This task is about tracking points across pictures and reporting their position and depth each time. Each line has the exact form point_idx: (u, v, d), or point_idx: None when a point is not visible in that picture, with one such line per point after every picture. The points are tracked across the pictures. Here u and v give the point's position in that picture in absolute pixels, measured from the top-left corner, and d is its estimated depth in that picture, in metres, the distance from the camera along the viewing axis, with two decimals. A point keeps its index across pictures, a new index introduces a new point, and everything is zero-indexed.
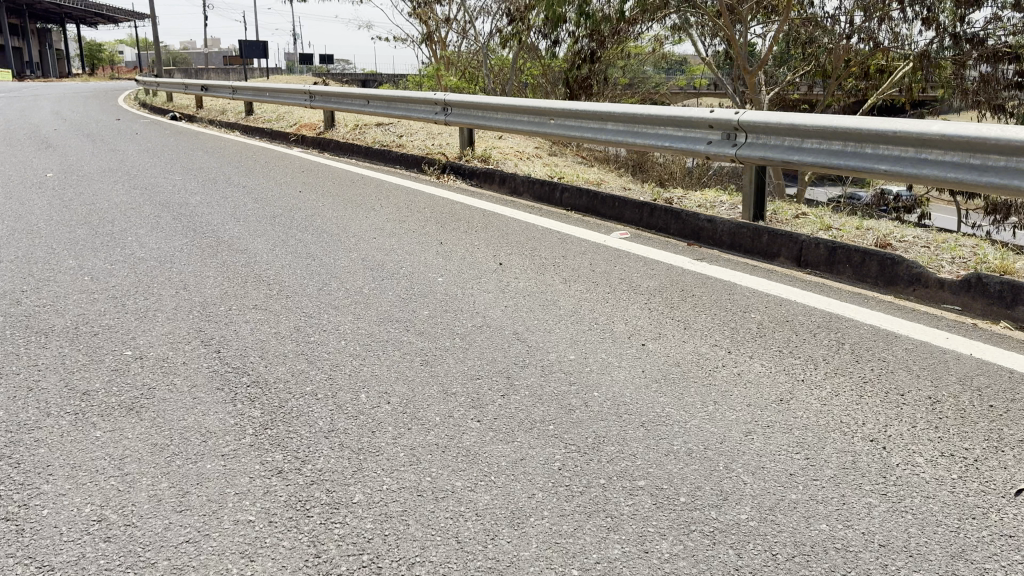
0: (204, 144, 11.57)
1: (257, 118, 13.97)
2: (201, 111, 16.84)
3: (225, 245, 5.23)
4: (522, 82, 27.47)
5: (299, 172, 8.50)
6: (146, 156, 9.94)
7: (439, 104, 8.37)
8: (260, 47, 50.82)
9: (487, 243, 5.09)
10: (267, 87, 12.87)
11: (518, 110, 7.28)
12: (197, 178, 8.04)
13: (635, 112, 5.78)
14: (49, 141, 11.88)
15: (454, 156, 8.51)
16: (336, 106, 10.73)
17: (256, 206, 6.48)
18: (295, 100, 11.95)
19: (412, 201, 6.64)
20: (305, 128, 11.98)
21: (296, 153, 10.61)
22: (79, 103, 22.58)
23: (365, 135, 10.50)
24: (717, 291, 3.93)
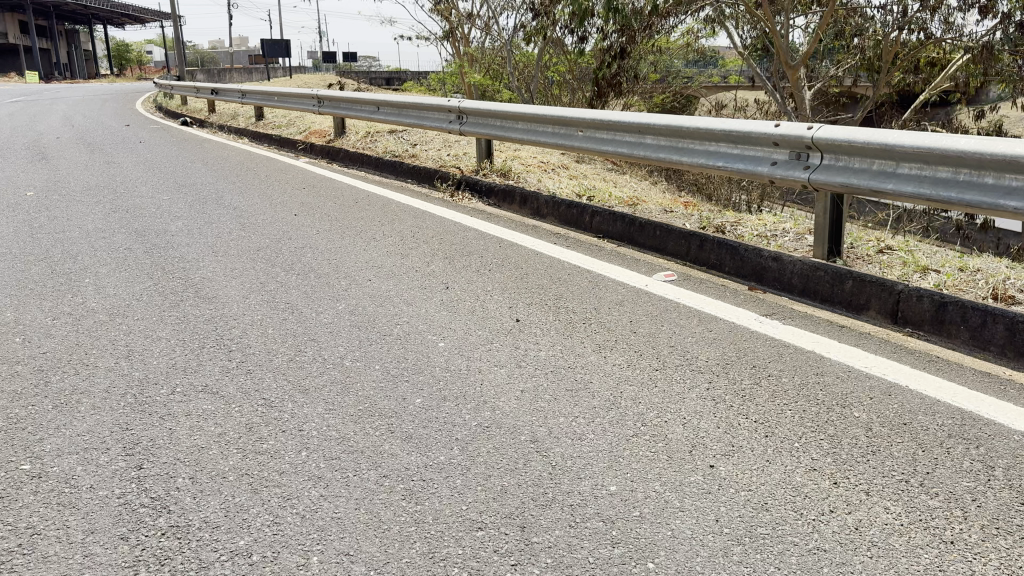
0: (206, 154, 10.81)
1: (267, 123, 13.21)
2: (212, 115, 16.17)
3: (192, 291, 4.41)
4: (549, 78, 26.51)
5: (300, 188, 7.67)
6: (141, 170, 9.21)
7: (453, 112, 7.51)
8: (284, 47, 50.47)
9: (503, 288, 4.22)
10: (276, 91, 12.11)
11: (542, 120, 6.37)
12: (186, 198, 7.26)
13: (681, 124, 4.84)
14: (46, 152, 11.21)
15: (470, 169, 7.64)
16: (345, 113, 9.92)
17: (241, 235, 5.67)
18: (304, 105, 11.16)
19: (420, 227, 5.77)
20: (314, 135, 11.19)
21: (302, 163, 9.82)
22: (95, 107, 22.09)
23: (376, 143, 9.67)
24: (800, 370, 2.99)
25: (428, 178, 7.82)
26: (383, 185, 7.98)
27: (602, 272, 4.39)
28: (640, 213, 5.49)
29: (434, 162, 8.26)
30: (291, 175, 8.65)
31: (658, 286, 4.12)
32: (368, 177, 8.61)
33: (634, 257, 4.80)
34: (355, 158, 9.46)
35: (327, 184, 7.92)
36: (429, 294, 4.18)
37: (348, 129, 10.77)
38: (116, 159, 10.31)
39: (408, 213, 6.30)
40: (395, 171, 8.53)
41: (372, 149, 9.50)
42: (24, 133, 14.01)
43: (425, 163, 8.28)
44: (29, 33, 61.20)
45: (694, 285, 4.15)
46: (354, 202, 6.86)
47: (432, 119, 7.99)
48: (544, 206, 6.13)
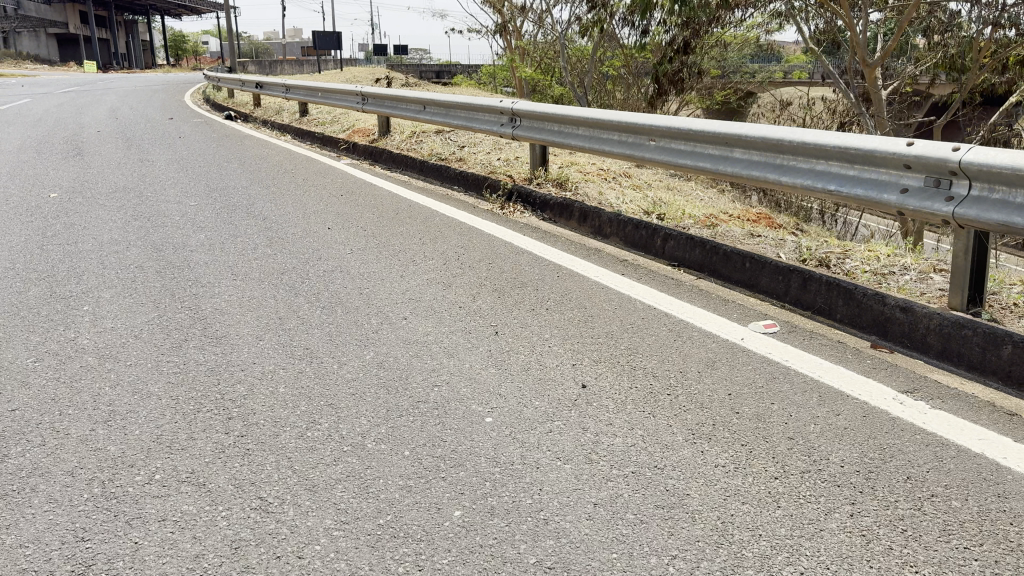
0: (244, 153, 10.28)
1: (311, 120, 12.69)
2: (257, 109, 15.77)
3: (200, 326, 3.79)
4: (602, 74, 25.63)
5: (337, 195, 7.04)
6: (174, 169, 8.71)
7: (505, 114, 6.80)
8: (335, 40, 50.57)
9: (565, 335, 3.50)
10: (319, 86, 11.55)
11: (607, 126, 5.61)
12: (214, 204, 6.70)
13: (780, 137, 4.04)
14: (83, 147, 10.84)
15: (523, 177, 6.93)
16: (389, 111, 9.30)
17: (266, 252, 5.06)
18: (347, 101, 10.57)
19: (467, 247, 5.05)
20: (357, 134, 10.59)
21: (342, 165, 9.20)
22: (144, 99, 21.95)
23: (421, 145, 9.02)
24: (978, 494, 2.22)
25: (476, 186, 7.11)
26: (426, 193, 7.29)
27: (684, 317, 3.62)
28: (721, 238, 4.69)
29: (482, 167, 7.56)
30: (330, 179, 8.02)
31: (758, 340, 3.34)
32: (411, 182, 7.94)
33: (720, 295, 4.01)
34: (399, 161, 8.82)
35: (366, 191, 7.26)
36: (476, 340, 3.48)
37: (392, 128, 10.15)
38: (151, 156, 9.86)
39: (454, 229, 5.59)
40: (440, 177, 7.85)
41: (417, 151, 8.85)
42: (66, 125, 13.71)
43: (473, 168, 7.59)
44: (90, 23, 62.33)
45: (802, 340, 3.35)
46: (395, 213, 6.18)
47: (482, 121, 7.28)
48: (606, 224, 5.37)
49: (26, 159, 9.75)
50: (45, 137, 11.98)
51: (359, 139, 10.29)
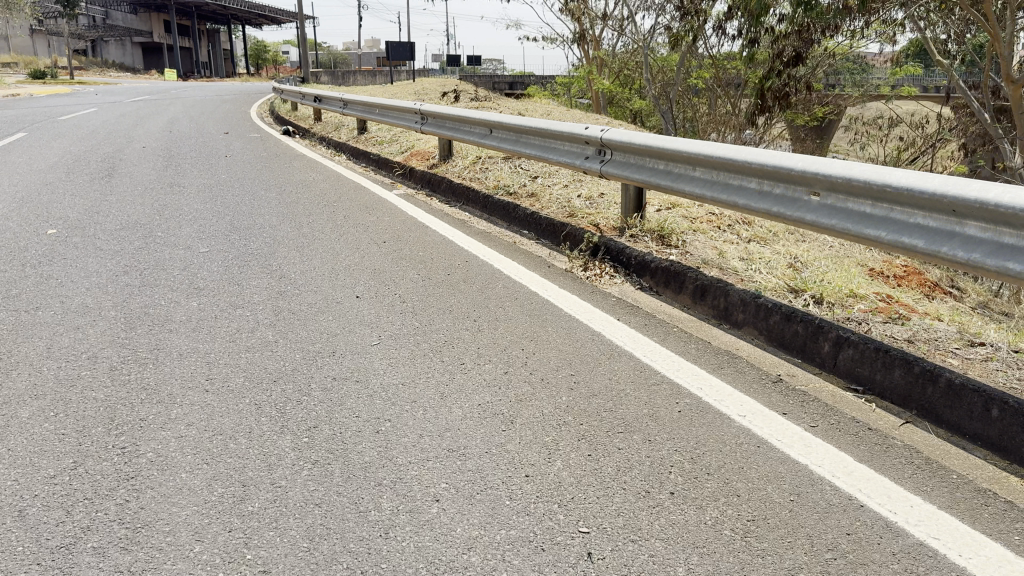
0: (289, 176, 9.10)
1: (368, 139, 11.49)
2: (316, 124, 14.74)
3: (122, 492, 2.44)
4: (686, 86, 23.86)
5: (379, 241, 5.68)
6: (203, 198, 7.56)
7: (593, 144, 5.29)
8: (408, 49, 50.07)
9: (713, 561, 1.99)
10: (376, 102, 10.32)
11: (736, 170, 4.01)
12: (227, 251, 5.45)
13: (1016, 204, 2.59)
14: (118, 167, 9.87)
15: (613, 224, 5.42)
16: (451, 134, 7.97)
17: (264, 338, 3.71)
18: (405, 121, 9.28)
19: (539, 339, 3.59)
20: (415, 158, 9.29)
21: (394, 195, 7.86)
22: (208, 110, 21.33)
23: (487, 175, 7.63)
24: None
25: (552, 233, 5.64)
26: (487, 238, 5.84)
27: (928, 540, 2.08)
28: (926, 352, 3.10)
29: (559, 209, 6.09)
30: (375, 215, 6.69)
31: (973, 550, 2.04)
32: (470, 222, 6.51)
33: (961, 473, 2.44)
34: (460, 194, 7.45)
35: (414, 236, 5.87)
36: (552, 558, 2.02)
37: (454, 152, 8.81)
38: (185, 180, 8.76)
39: (520, 304, 4.14)
40: (508, 216, 6.42)
41: (481, 182, 7.45)
42: (114, 140, 12.88)
43: (547, 209, 6.14)
44: (174, 32, 63.71)
45: None
46: (445, 274, 4.77)
47: (561, 153, 5.78)
48: (736, 307, 3.81)
49: (50, 181, 8.77)
50: (84, 154, 11.08)
51: (417, 163, 8.99)
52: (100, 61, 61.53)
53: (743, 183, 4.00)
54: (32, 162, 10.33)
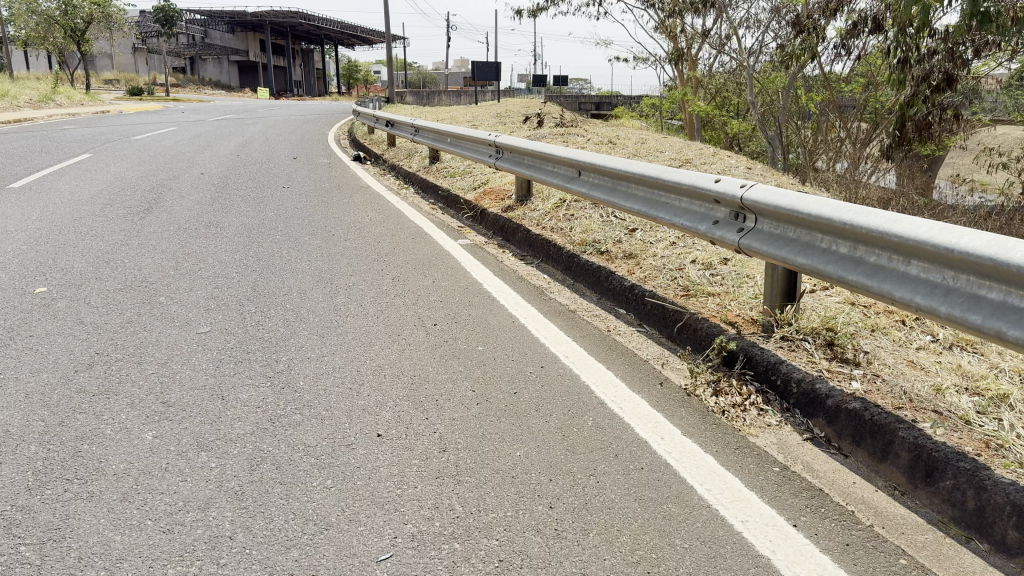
0: (344, 216, 7.89)
1: (439, 170, 10.24)
2: (389, 149, 13.68)
3: None
4: (793, 110, 21.90)
5: (427, 324, 4.30)
6: (234, 245, 6.40)
7: (728, 205, 3.72)
8: (494, 68, 49.36)
9: None
10: (449, 131, 9.05)
11: (1005, 278, 2.34)
12: (231, 333, 4.19)
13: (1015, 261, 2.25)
14: (162, 200, 8.92)
15: (750, 316, 3.89)
16: (530, 172, 6.60)
17: (218, 527, 2.36)
18: (479, 154, 7.95)
19: (659, 567, 2.10)
20: (488, 196, 7.94)
21: (458, 247, 6.49)
22: (286, 131, 20.73)
23: (572, 225, 6.19)
24: None
25: (661, 322, 4.14)
26: (571, 322, 4.35)
27: None
28: None
29: (667, 281, 4.58)
30: (430, 278, 5.33)
31: None
32: (549, 291, 5.06)
33: None
34: (539, 248, 6.04)
35: (473, 314, 4.45)
36: None
37: (534, 193, 7.41)
38: (226, 219, 7.67)
39: (619, 468, 2.65)
40: (598, 286, 4.96)
41: (564, 235, 6.02)
42: (175, 167, 12.08)
43: (651, 280, 4.63)
44: (267, 52, 65.02)
45: None
46: (508, 391, 3.33)
47: (675, 211, 4.23)
48: (1000, 514, 2.27)
49: (80, 216, 7.83)
50: (136, 183, 10.23)
51: (489, 203, 7.64)
52: (198, 80, 63.48)
53: (1015, 299, 2.34)
54: (76, 193, 9.52)
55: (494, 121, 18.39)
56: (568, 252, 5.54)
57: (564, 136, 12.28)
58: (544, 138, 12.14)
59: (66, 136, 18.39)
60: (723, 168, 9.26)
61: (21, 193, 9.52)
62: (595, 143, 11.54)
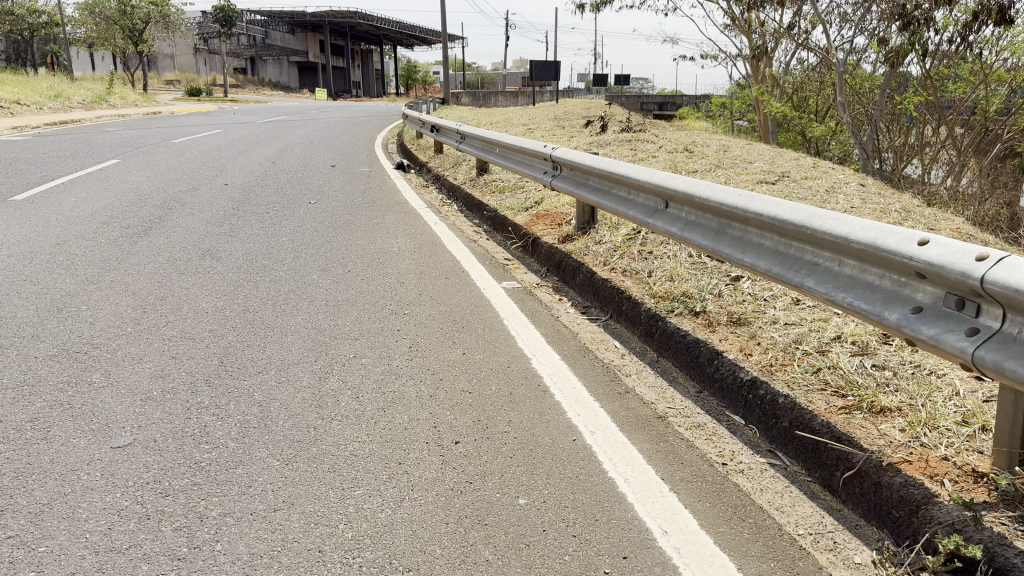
0: (368, 243, 6.55)
1: (488, 185, 8.85)
2: (435, 157, 12.39)
3: None
4: (884, 111, 19.89)
5: (443, 438, 2.87)
6: (221, 287, 5.11)
7: (949, 281, 2.17)
8: (553, 67, 47.89)
9: None
10: (498, 139, 7.63)
11: (1010, 305, 1.98)
12: (158, 449, 2.86)
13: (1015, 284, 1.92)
14: (168, 220, 7.76)
15: (972, 468, 2.35)
16: (594, 197, 5.15)
17: None
18: (531, 169, 6.55)
19: None
20: (542, 220, 6.50)
21: (501, 291, 5.04)
22: (334, 135, 19.73)
23: (652, 269, 4.70)
24: None
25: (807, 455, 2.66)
26: (662, 443, 2.85)
27: None
28: None
29: (804, 379, 3.07)
30: (459, 345, 3.89)
31: None
32: (624, 372, 3.57)
33: None
34: (607, 300, 4.56)
35: (512, 421, 3.00)
36: None
37: (598, 220, 5.96)
38: (229, 246, 6.43)
39: None
40: (695, 370, 3.46)
41: (641, 282, 4.53)
42: (199, 176, 11.00)
43: (780, 375, 3.12)
44: (327, 53, 64.86)
45: None
46: None
47: (833, 279, 2.71)
48: None
49: (66, 240, 6.70)
50: (149, 197, 9.14)
51: (543, 230, 6.22)
52: (258, 81, 63.81)
53: None
54: (79, 209, 8.46)
55: (552, 123, 16.93)
56: (648, 310, 4.06)
57: (633, 142, 10.72)
58: (609, 145, 10.63)
59: (104, 141, 17.64)
60: (830, 184, 7.62)
61: (20, 207, 8.51)
62: (669, 151, 9.97)
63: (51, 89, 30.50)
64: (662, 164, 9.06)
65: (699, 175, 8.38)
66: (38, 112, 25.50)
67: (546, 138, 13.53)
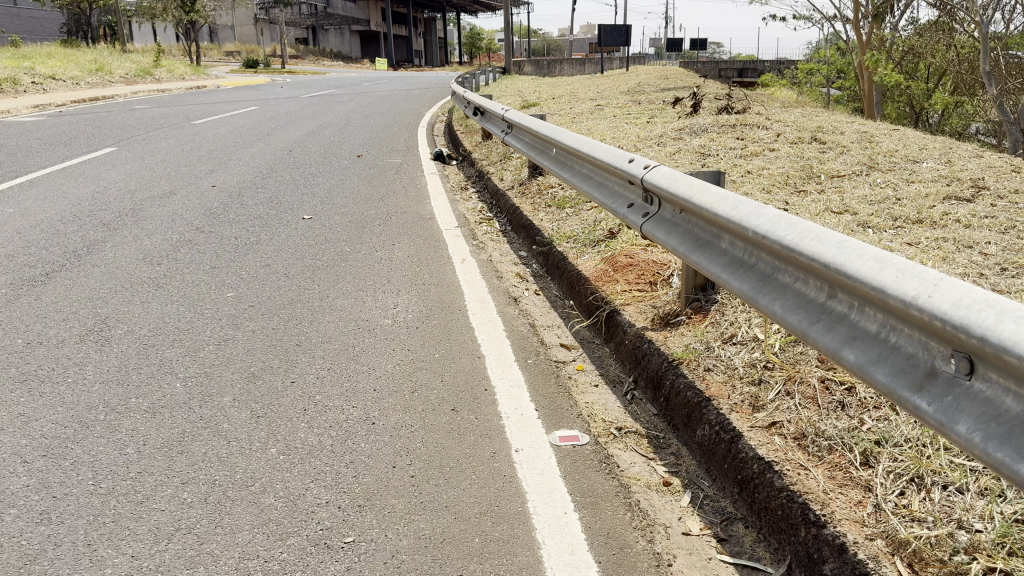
0: (348, 306, 4.21)
1: (542, 197, 6.43)
2: (481, 147, 10.01)
3: None
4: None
5: None
6: (48, 434, 2.84)
7: None
8: (623, 33, 44.43)
9: None
10: (556, 138, 5.12)
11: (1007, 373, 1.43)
12: None
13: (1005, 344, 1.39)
14: (98, 251, 5.58)
15: None
16: (722, 277, 2.57)
17: None
18: (606, 191, 4.04)
19: None
20: (622, 273, 4.07)
21: (546, 448, 2.64)
22: (377, 114, 17.47)
23: (863, 443, 2.27)
24: None
25: None
26: None
27: None
28: None
29: None
30: None
31: None
32: None
33: None
34: (768, 518, 2.15)
35: None
36: None
37: (718, 293, 3.50)
38: (140, 313, 4.18)
39: None
40: None
41: (848, 485, 2.13)
42: (188, 175, 8.85)
43: None
44: (388, 21, 62.64)
45: None
46: None
47: None
48: None
49: None
50: (102, 210, 6.99)
51: (623, 297, 3.79)
52: (317, 51, 62.12)
53: None
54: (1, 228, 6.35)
55: (626, 97, 14.27)
56: None
57: (739, 128, 8.08)
58: (707, 131, 8.02)
59: (119, 121, 15.71)
60: None
61: None
62: (792, 144, 7.32)
63: (96, 63, 29.11)
64: (789, 165, 6.47)
65: (849, 183, 5.75)
66: (72, 88, 23.87)
67: (620, 117, 10.93)
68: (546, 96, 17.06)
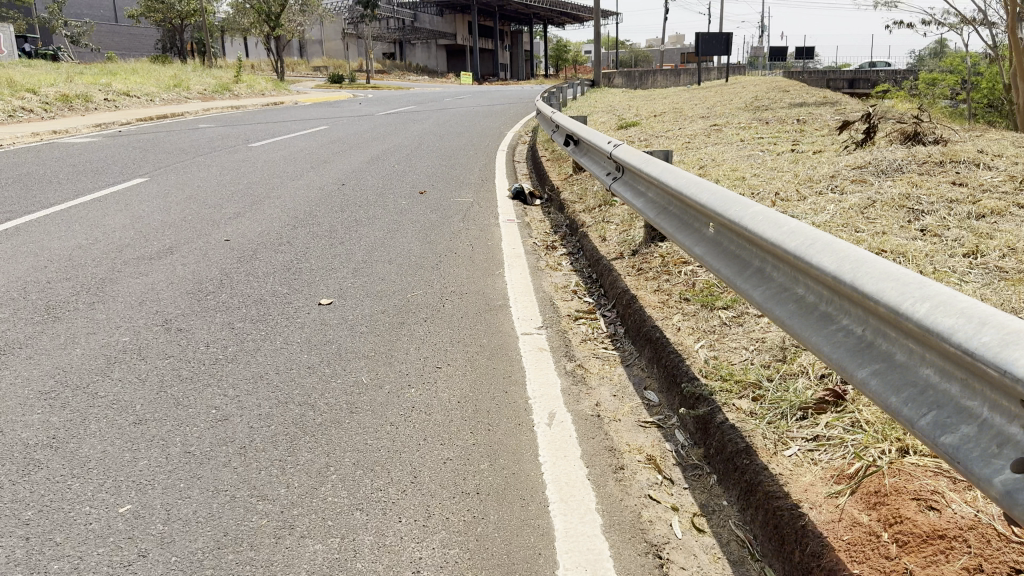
0: (323, 570, 2.09)
1: (672, 284, 4.19)
2: (574, 185, 7.85)
3: None
4: None
5: None
6: None
7: None
8: (722, 41, 41.56)
9: None
10: (725, 211, 2.78)
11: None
12: None
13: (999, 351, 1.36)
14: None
15: None
16: None
17: None
18: (893, 376, 1.69)
19: None
20: (922, 559, 1.77)
21: None
22: (455, 135, 15.54)
23: None
24: None
25: None
26: None
27: None
28: None
29: None
30: None
31: None
32: None
33: None
34: None
35: None
36: None
37: None
38: None
39: None
40: None
41: None
42: (204, 222, 7.00)
43: None
44: (474, 34, 61.44)
45: None
46: None
47: None
48: None
49: None
50: (62, 282, 5.14)
51: None
52: (402, 66, 61.52)
53: None
54: None
55: (747, 116, 11.85)
56: None
57: (948, 168, 5.62)
58: (902, 172, 5.62)
59: (174, 144, 14.28)
60: None
61: None
62: None
63: (175, 79, 28.41)
64: None
65: None
66: (145, 105, 23.03)
67: (751, 143, 8.57)
68: (647, 114, 14.74)
